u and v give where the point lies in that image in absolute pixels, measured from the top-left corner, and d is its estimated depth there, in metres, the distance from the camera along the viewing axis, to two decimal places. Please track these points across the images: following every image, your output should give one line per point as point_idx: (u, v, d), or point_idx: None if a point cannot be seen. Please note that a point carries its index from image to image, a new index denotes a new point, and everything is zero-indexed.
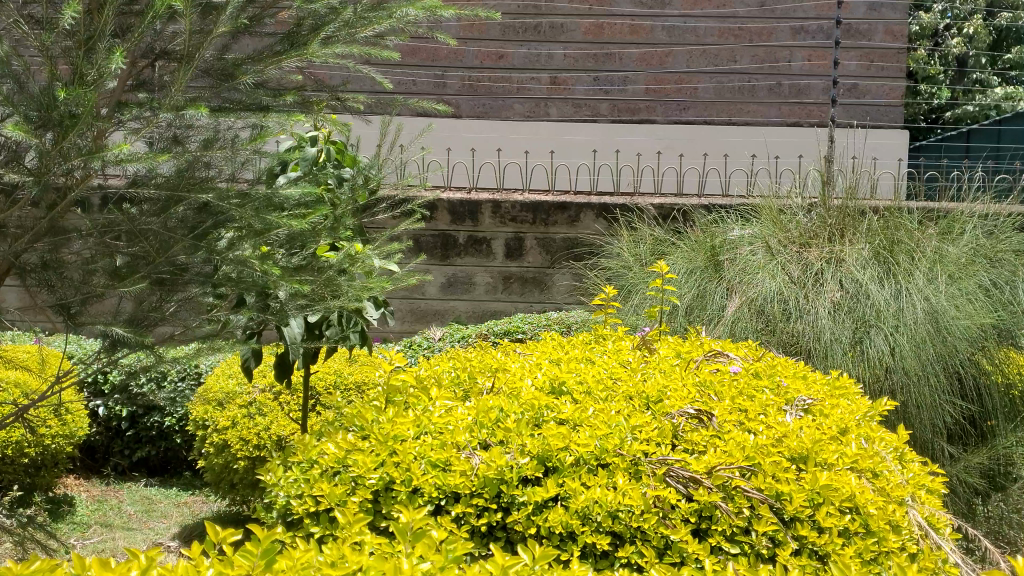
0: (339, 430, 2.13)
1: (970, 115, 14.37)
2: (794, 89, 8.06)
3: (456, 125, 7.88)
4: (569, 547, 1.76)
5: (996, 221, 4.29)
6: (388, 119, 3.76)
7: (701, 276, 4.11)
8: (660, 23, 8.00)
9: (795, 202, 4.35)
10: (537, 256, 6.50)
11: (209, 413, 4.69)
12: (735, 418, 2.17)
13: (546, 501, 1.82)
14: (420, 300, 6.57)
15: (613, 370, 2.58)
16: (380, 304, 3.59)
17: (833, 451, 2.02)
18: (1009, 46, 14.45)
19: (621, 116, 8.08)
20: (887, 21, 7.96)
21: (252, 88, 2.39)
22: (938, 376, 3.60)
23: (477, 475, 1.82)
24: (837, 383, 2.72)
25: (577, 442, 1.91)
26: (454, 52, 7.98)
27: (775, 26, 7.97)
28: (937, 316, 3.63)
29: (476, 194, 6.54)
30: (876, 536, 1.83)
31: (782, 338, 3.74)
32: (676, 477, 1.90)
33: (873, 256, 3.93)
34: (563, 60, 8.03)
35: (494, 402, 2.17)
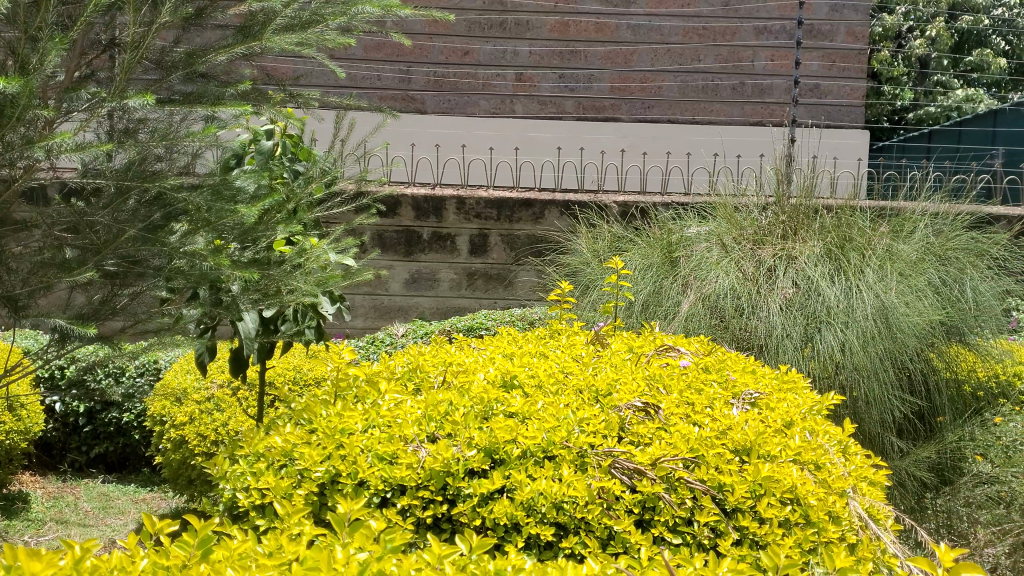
0: (287, 423, 2.12)
1: (932, 117, 14.66)
2: (757, 89, 8.14)
3: (422, 122, 7.91)
4: (514, 538, 1.77)
5: (947, 221, 4.37)
6: (343, 113, 3.71)
7: (658, 273, 4.16)
8: (625, 22, 8.06)
9: (751, 200, 4.40)
10: (501, 252, 6.51)
11: (167, 409, 4.65)
12: (682, 411, 2.20)
13: (492, 493, 1.83)
14: (384, 296, 6.57)
15: (564, 364, 2.60)
16: (337, 300, 3.57)
17: (776, 443, 2.06)
18: (970, 49, 14.74)
19: (586, 114, 8.11)
20: (848, 23, 8.06)
21: (203, 81, 2.36)
22: (887, 372, 3.66)
23: (423, 467, 1.83)
24: (786, 377, 2.77)
25: (524, 434, 1.92)
26: (419, 48, 7.95)
27: (739, 26, 8.03)
28: (887, 313, 3.69)
29: (440, 190, 6.52)
30: (816, 527, 1.87)
31: (735, 334, 3.78)
32: (621, 469, 1.92)
33: (826, 253, 3.99)
34: (528, 58, 8.07)
35: (444, 396, 2.18)
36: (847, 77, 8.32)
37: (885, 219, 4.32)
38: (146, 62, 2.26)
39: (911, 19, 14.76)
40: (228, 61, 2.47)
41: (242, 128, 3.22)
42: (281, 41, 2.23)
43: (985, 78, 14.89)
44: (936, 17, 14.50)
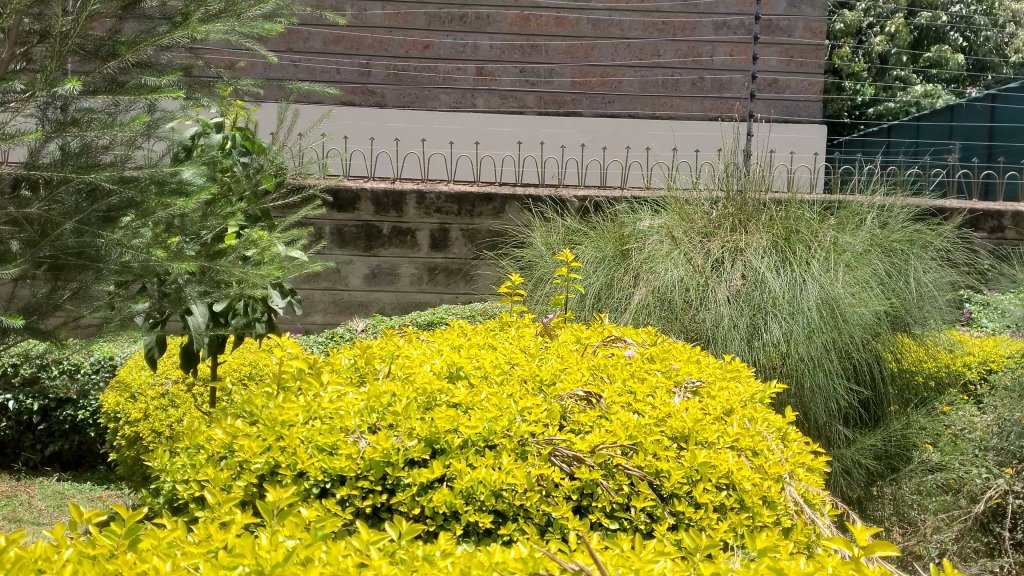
0: (229, 417, 2.12)
1: (891, 112, 14.94)
2: (715, 84, 8.28)
3: (383, 116, 7.77)
4: (452, 526, 1.78)
5: (892, 213, 4.46)
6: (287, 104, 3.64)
7: (609, 266, 4.23)
8: (585, 17, 8.08)
9: (704, 194, 4.44)
10: (462, 247, 6.51)
11: (121, 405, 4.61)
12: (623, 400, 2.24)
13: (431, 482, 1.84)
14: (344, 291, 6.54)
15: (511, 355, 2.61)
16: (286, 292, 3.56)
17: (714, 430, 2.09)
18: (929, 45, 15.02)
19: (547, 108, 8.19)
20: (806, 18, 8.17)
21: (140, 68, 2.34)
22: (832, 361, 3.73)
23: (363, 457, 1.83)
24: (728, 367, 2.83)
25: (465, 424, 1.93)
26: (379, 42, 7.99)
27: (698, 21, 8.10)
28: (833, 303, 3.76)
29: (400, 184, 6.50)
30: (750, 511, 1.90)
31: (684, 326, 3.82)
32: (560, 457, 1.94)
33: (773, 245, 4.05)
34: (489, 51, 8.06)
35: (387, 387, 2.18)
36: (805, 72, 8.44)
37: (832, 211, 4.39)
38: (81, 51, 2.24)
39: (871, 15, 15.02)
40: (168, 50, 2.45)
41: (190, 120, 3.17)
42: (209, 28, 2.22)
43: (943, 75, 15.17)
44: (895, 13, 14.77)
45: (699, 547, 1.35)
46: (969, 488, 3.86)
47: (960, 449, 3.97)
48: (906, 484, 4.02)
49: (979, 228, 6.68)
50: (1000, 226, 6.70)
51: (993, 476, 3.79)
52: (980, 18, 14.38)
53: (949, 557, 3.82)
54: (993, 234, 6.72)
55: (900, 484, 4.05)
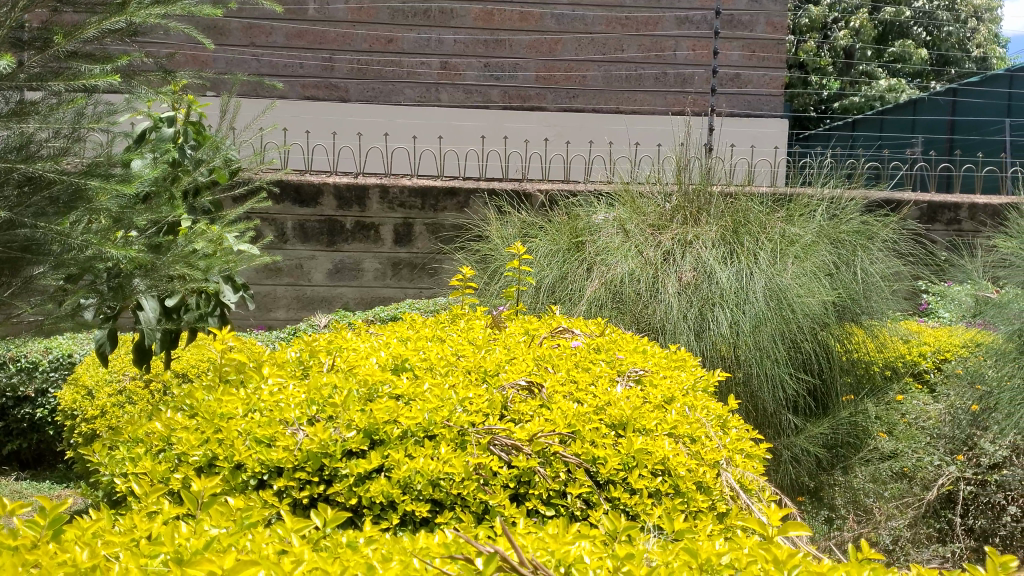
0: (169, 410, 2.12)
1: (856, 106, 15.12)
2: (679, 78, 8.26)
3: (345, 110, 7.83)
4: (389, 515, 1.78)
5: (841, 206, 4.54)
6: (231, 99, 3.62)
7: (563, 258, 4.28)
8: (549, 12, 8.09)
9: (654, 187, 4.49)
10: (426, 242, 6.51)
11: (78, 402, 4.58)
12: (565, 389, 2.26)
13: (369, 473, 1.84)
14: (307, 287, 6.51)
15: (458, 347, 2.62)
16: (239, 286, 3.52)
17: (652, 418, 2.12)
18: (893, 39, 15.22)
19: (511, 103, 8.14)
20: (767, 13, 8.23)
21: (76, 59, 2.30)
22: (779, 350, 3.79)
23: (300, 449, 1.83)
24: (674, 357, 2.89)
25: (404, 415, 1.93)
26: (342, 36, 7.90)
27: (661, 15, 8.14)
28: (779, 293, 3.83)
29: (362, 179, 6.48)
30: (684, 496, 1.92)
31: (634, 318, 3.85)
32: (499, 446, 1.94)
33: (722, 237, 4.11)
34: (452, 46, 8.07)
35: (330, 379, 2.18)
36: (767, 67, 8.50)
37: (782, 204, 4.46)
38: (16, 40, 2.20)
39: (836, 11, 15.20)
40: (107, 40, 2.41)
41: (140, 113, 3.15)
42: (148, 9, 2.21)
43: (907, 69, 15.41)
44: (859, 9, 14.97)
45: (618, 529, 1.38)
46: (923, 476, 4.02)
47: (914, 437, 4.27)
48: (862, 473, 4.21)
49: (936, 219, 6.78)
50: (957, 218, 6.80)
51: (944, 463, 3.92)
52: (943, 14, 14.64)
53: (904, 543, 4.11)
54: (951, 226, 6.83)
55: (856, 474, 4.20)
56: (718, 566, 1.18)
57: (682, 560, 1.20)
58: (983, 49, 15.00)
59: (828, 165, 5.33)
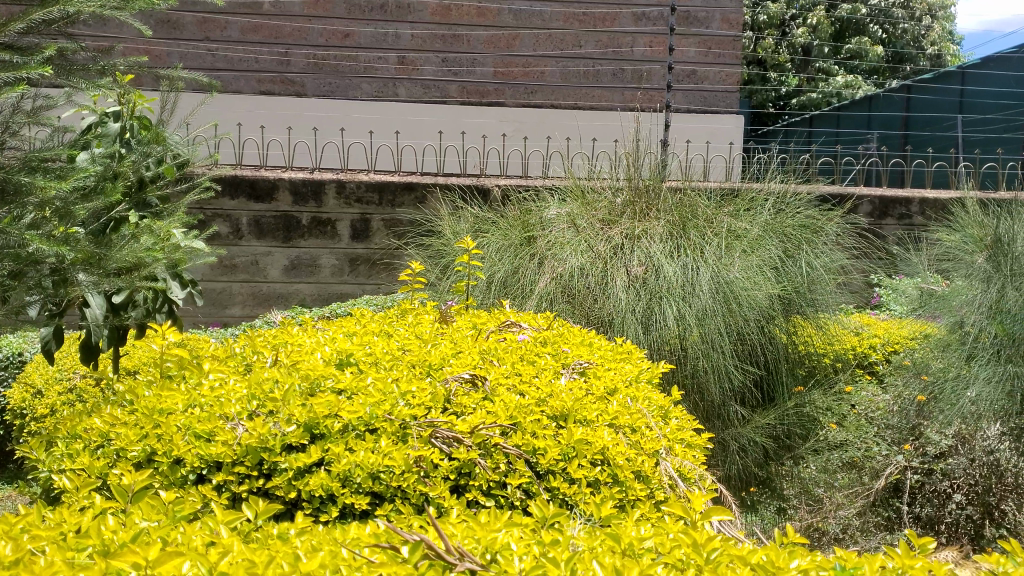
0: (109, 406, 2.11)
1: (814, 103, 15.34)
2: (636, 74, 8.33)
3: (301, 105, 7.71)
4: (329, 508, 1.78)
5: (788, 201, 4.63)
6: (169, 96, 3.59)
7: (515, 253, 4.32)
8: (506, 7, 8.14)
9: (606, 181, 4.53)
10: (383, 237, 6.50)
11: (27, 402, 4.50)
12: (507, 382, 2.27)
13: (309, 466, 1.83)
14: (262, 283, 6.46)
15: (404, 341, 2.62)
16: (188, 283, 3.45)
17: (593, 409, 2.14)
18: (850, 36, 15.45)
19: (469, 99, 8.15)
20: (722, 10, 8.33)
21: (14, 51, 2.25)
22: (725, 343, 3.85)
23: (239, 444, 1.83)
24: (620, 349, 2.93)
25: (345, 408, 1.92)
26: (298, 30, 7.83)
27: (618, 11, 8.23)
28: (725, 287, 3.89)
29: (319, 174, 6.45)
30: (623, 486, 1.93)
31: (585, 312, 3.89)
32: (441, 439, 1.92)
33: (670, 231, 4.16)
34: (410, 41, 8.01)
35: (272, 374, 2.17)
36: (723, 63, 8.59)
37: (729, 199, 4.52)
38: None
39: (794, 8, 15.39)
40: (46, 32, 2.37)
41: (86, 108, 3.11)
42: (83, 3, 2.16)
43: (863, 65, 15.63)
44: (816, 6, 15.16)
45: (546, 516, 1.41)
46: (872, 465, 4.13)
47: (863, 428, 4.32)
48: (812, 463, 4.30)
49: (888, 214, 6.90)
50: (908, 213, 6.92)
51: (892, 453, 4.00)
52: (898, 11, 14.89)
53: (853, 533, 3.93)
54: (902, 221, 6.95)
55: (807, 463, 4.31)
56: (640, 550, 1.22)
57: (607, 546, 1.23)
58: (936, 46, 15.29)
59: (781, 161, 5.40)
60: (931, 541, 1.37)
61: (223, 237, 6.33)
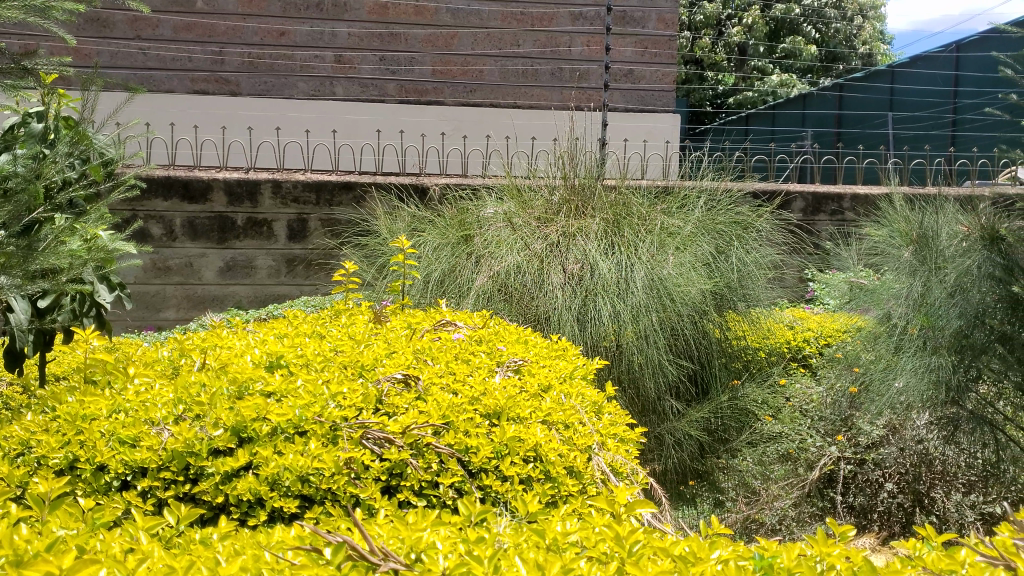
0: (29, 413, 2.05)
1: (750, 101, 15.64)
2: (574, 73, 8.37)
3: (235, 104, 7.58)
4: (258, 512, 1.75)
5: (719, 198, 4.71)
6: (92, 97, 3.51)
7: (452, 250, 4.31)
8: (443, 6, 8.12)
9: (540, 179, 4.54)
10: (321, 237, 6.43)
11: None
12: (440, 381, 2.26)
13: (237, 471, 1.81)
14: (197, 286, 6.34)
15: (336, 342, 2.59)
16: (116, 285, 3.37)
17: (526, 407, 2.15)
18: (784, 36, 15.76)
19: (408, 97, 8.12)
20: (658, 10, 8.41)
21: None
22: (660, 338, 3.89)
23: (165, 448, 1.80)
24: (555, 346, 2.95)
25: (273, 412, 1.89)
26: (232, 28, 7.71)
27: (555, 11, 8.27)
28: (659, 284, 3.94)
29: (254, 175, 6.36)
30: (555, 482, 1.93)
31: (521, 310, 3.91)
32: (372, 440, 1.90)
33: (604, 229, 4.20)
34: (347, 39, 7.95)
35: (200, 378, 2.13)
36: (659, 63, 8.68)
37: (664, 196, 4.58)
38: None
39: (730, 8, 15.67)
40: None
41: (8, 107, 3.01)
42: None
43: (797, 64, 15.99)
44: (751, 6, 15.46)
45: (472, 514, 1.41)
46: (807, 456, 4.22)
47: (797, 420, 4.42)
48: (748, 455, 4.30)
49: (821, 210, 7.05)
50: (840, 208, 7.08)
51: (825, 445, 4.21)
52: (830, 11, 15.26)
53: (789, 523, 4.12)
54: (834, 217, 7.10)
55: (743, 456, 4.30)
56: (565, 545, 1.24)
57: (532, 542, 1.25)
58: (867, 46, 15.67)
59: (716, 157, 5.48)
60: (850, 528, 1.39)
61: (155, 238, 6.20)
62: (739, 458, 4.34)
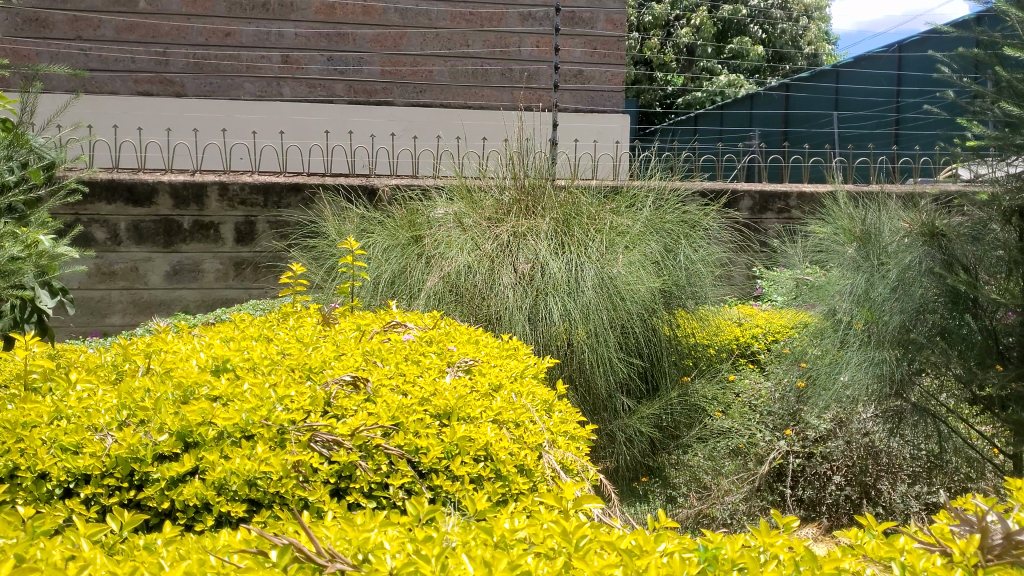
0: None
1: (698, 101, 15.83)
2: (524, 74, 8.39)
3: (181, 106, 7.50)
4: (205, 518, 1.73)
5: (667, 197, 4.76)
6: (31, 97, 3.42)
7: (402, 252, 4.30)
8: (392, 6, 8.08)
9: (490, 180, 4.54)
10: (270, 240, 6.37)
11: None
12: (390, 382, 2.24)
13: (183, 476, 1.79)
14: (143, 290, 6.24)
15: (284, 345, 2.57)
16: (57, 291, 3.29)
17: (476, 406, 2.15)
18: (732, 37, 15.98)
19: (357, 97, 8.07)
20: (607, 10, 8.47)
21: None
22: (611, 336, 3.92)
23: (108, 454, 1.77)
24: (506, 346, 2.95)
25: (219, 415, 1.87)
26: (176, 29, 7.60)
27: (504, 11, 8.29)
28: (610, 282, 3.96)
29: (200, 177, 6.28)
30: (505, 481, 1.94)
31: (472, 311, 3.91)
32: (321, 442, 1.89)
33: (554, 228, 4.22)
34: (294, 40, 7.88)
35: (144, 383, 2.10)
36: (608, 63, 8.74)
37: (613, 196, 4.61)
38: None
39: (678, 9, 15.85)
40: None
41: None
42: None
43: (744, 64, 16.21)
44: (699, 7, 15.64)
45: (421, 514, 1.41)
46: (756, 451, 4.27)
47: (746, 415, 4.47)
48: (699, 451, 4.33)
49: (768, 209, 7.16)
50: (786, 207, 7.20)
51: (774, 439, 4.23)
52: (777, 12, 15.49)
53: (740, 517, 4.10)
54: (781, 215, 7.21)
55: (694, 451, 4.36)
56: (512, 541, 1.24)
57: (479, 539, 1.25)
58: (813, 47, 15.94)
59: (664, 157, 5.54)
60: (794, 519, 1.42)
61: (99, 242, 6.09)
62: (690, 453, 4.39)
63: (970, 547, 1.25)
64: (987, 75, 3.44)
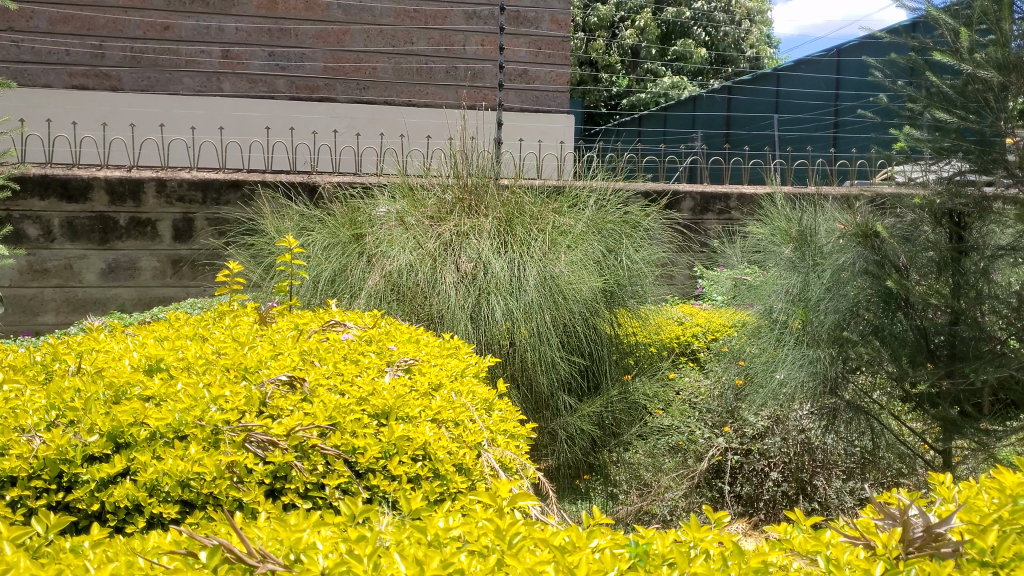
0: None
1: (642, 102, 16.02)
2: (468, 72, 8.33)
3: (115, 100, 7.43)
4: (137, 519, 1.70)
5: (610, 198, 4.78)
6: None
7: (343, 250, 4.27)
8: (335, 2, 8.00)
9: (433, 178, 4.53)
10: (208, 237, 6.27)
11: None
12: (327, 382, 2.23)
13: (113, 477, 1.75)
14: (77, 289, 6.09)
15: (219, 345, 2.53)
16: None
17: (415, 405, 2.14)
18: (675, 39, 16.18)
19: (298, 94, 7.99)
20: (551, 10, 8.50)
21: None
22: (552, 334, 3.94)
23: (36, 456, 1.72)
24: (446, 345, 2.94)
25: (151, 415, 1.84)
26: (113, 22, 7.42)
27: (448, 10, 8.31)
28: (552, 281, 3.98)
29: (136, 173, 6.16)
30: (442, 479, 1.93)
31: (414, 310, 3.91)
32: (256, 443, 1.86)
33: (497, 228, 4.22)
34: (234, 34, 7.77)
35: (74, 383, 2.05)
36: (553, 63, 8.78)
37: (556, 196, 4.63)
38: None
39: (623, 11, 16.02)
40: None
41: None
42: None
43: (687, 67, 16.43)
44: (643, 9, 15.81)
45: (355, 513, 1.40)
46: (696, 449, 4.50)
47: (686, 412, 4.56)
48: (641, 448, 4.39)
49: (709, 210, 7.26)
50: (727, 208, 7.31)
51: (713, 438, 4.44)
52: (719, 15, 15.73)
53: (678, 514, 4.41)
54: (721, 216, 7.32)
55: (636, 449, 4.39)
56: (446, 540, 1.25)
57: (413, 538, 1.25)
58: (755, 50, 16.19)
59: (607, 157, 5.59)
60: (725, 514, 1.43)
61: (32, 239, 5.94)
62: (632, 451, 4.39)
63: (891, 539, 1.30)
64: (920, 81, 3.52)
